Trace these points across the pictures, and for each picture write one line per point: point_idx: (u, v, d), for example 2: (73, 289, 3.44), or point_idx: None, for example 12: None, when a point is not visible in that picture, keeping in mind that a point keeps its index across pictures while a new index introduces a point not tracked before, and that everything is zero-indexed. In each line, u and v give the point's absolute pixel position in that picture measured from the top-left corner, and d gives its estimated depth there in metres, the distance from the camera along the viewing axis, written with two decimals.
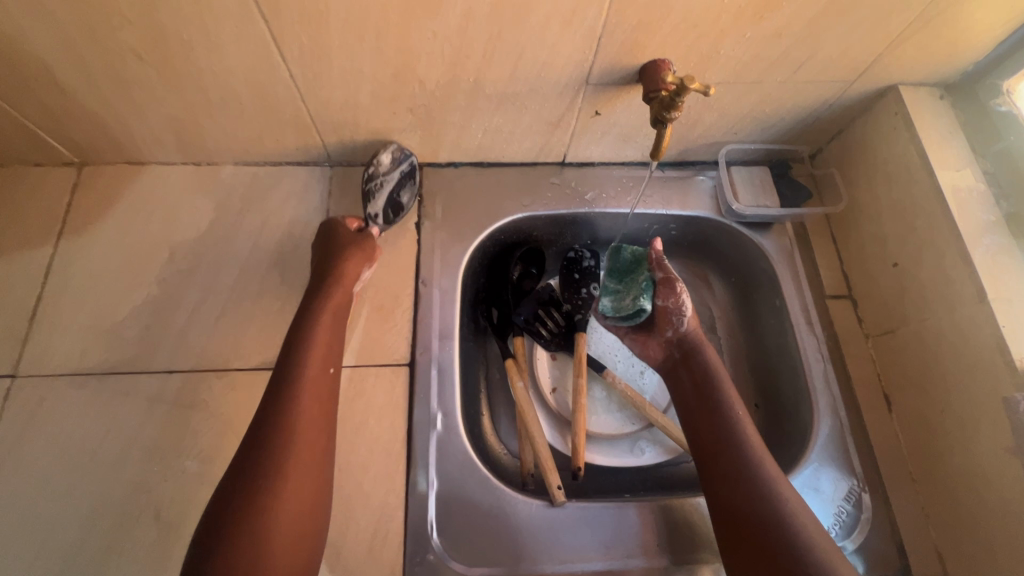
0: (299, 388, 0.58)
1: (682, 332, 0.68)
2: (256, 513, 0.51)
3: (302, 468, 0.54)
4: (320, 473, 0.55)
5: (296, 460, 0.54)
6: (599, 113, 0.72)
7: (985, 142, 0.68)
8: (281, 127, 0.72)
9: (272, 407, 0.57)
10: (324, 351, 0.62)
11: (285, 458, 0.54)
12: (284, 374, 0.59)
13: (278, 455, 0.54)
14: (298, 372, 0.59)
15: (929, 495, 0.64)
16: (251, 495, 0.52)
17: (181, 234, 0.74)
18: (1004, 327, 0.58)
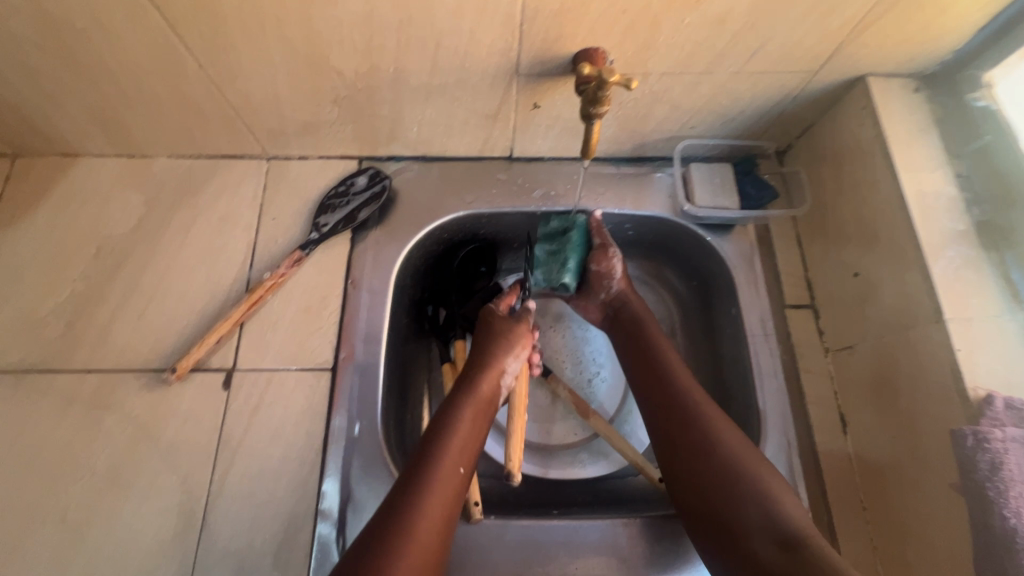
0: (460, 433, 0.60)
1: (613, 293, 0.75)
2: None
3: (448, 506, 0.55)
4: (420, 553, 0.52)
5: (447, 499, 0.55)
6: (538, 106, 0.67)
7: (960, 140, 0.61)
8: (207, 119, 0.69)
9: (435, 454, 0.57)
10: (484, 405, 0.64)
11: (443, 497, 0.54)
12: (449, 424, 0.61)
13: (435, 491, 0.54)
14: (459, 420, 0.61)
15: (878, 526, 0.59)
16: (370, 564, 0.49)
17: (109, 228, 0.72)
18: (959, 350, 0.52)
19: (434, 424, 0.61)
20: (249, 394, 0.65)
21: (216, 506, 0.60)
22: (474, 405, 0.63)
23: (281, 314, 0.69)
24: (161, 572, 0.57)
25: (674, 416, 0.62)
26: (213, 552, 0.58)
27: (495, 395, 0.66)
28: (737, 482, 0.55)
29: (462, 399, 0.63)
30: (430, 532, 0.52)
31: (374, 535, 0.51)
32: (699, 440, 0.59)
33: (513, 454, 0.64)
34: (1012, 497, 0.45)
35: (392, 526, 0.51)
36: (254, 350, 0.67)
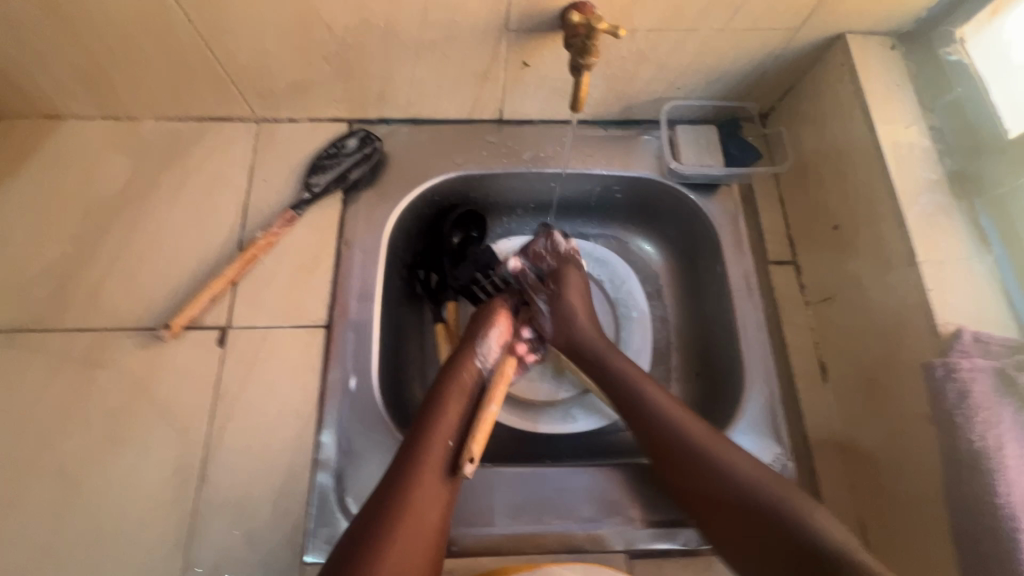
0: (439, 420, 0.59)
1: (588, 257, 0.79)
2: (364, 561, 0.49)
3: (431, 498, 0.54)
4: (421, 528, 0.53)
5: (428, 491, 0.54)
6: (528, 65, 0.68)
7: (933, 95, 0.63)
8: (195, 78, 0.69)
9: (415, 447, 0.57)
10: (462, 391, 0.63)
11: (424, 490, 0.54)
12: (428, 414, 0.60)
13: (416, 484, 0.54)
14: (439, 408, 0.60)
15: (855, 465, 0.62)
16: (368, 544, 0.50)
17: (97, 190, 0.72)
18: (931, 291, 0.54)
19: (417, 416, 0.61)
20: (244, 351, 0.65)
21: (214, 458, 0.61)
22: (451, 392, 0.62)
23: (274, 273, 0.69)
24: (160, 523, 0.58)
25: (643, 419, 0.60)
26: (212, 502, 0.59)
27: (474, 380, 0.64)
28: (731, 482, 0.54)
29: (439, 389, 0.62)
30: (416, 526, 0.52)
31: (358, 532, 0.51)
32: (678, 446, 0.57)
33: (478, 432, 0.58)
34: (978, 422, 0.48)
35: (375, 522, 0.52)
36: (248, 308, 0.67)
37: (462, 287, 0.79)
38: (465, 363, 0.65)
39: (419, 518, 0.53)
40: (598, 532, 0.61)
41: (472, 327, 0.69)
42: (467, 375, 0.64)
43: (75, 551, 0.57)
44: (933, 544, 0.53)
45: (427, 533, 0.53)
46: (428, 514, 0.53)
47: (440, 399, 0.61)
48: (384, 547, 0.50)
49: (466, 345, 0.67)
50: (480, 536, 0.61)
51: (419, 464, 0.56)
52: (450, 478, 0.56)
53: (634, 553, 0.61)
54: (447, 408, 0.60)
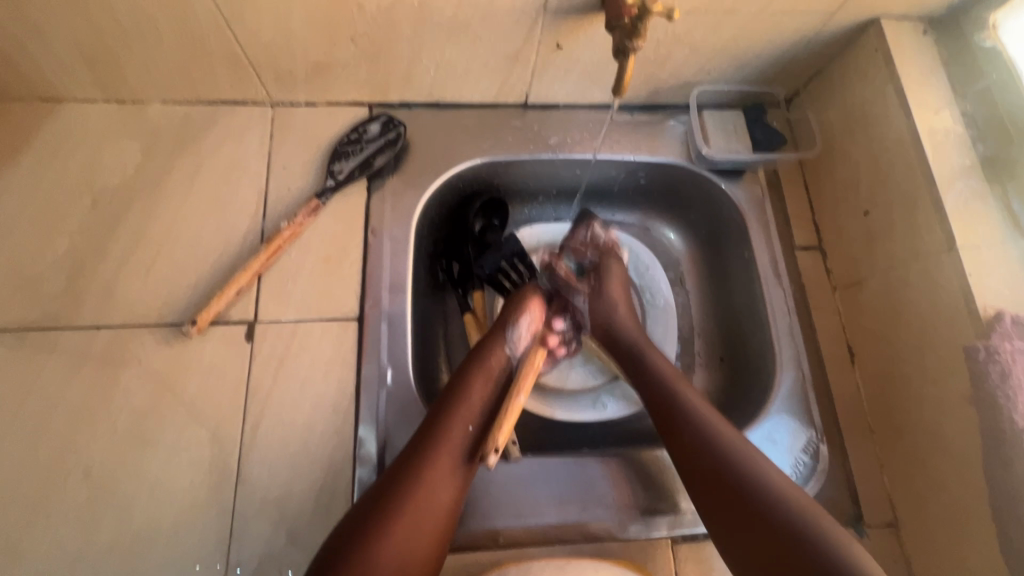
0: (460, 405, 0.59)
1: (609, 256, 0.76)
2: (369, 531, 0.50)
3: (442, 482, 0.54)
4: (430, 504, 0.53)
5: (440, 476, 0.54)
6: (561, 47, 0.67)
7: (965, 81, 0.64)
8: (210, 58, 0.65)
9: (434, 429, 0.56)
10: (487, 376, 0.62)
11: (437, 475, 0.54)
12: (450, 398, 0.59)
13: (430, 468, 0.54)
14: (462, 393, 0.60)
15: (886, 446, 0.64)
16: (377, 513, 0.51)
17: (104, 178, 0.68)
18: (970, 275, 0.56)
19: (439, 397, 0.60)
20: (275, 346, 0.63)
21: (250, 457, 0.59)
22: (476, 377, 0.61)
23: (301, 264, 0.67)
24: (197, 525, 0.56)
25: (678, 422, 0.58)
26: (251, 502, 0.57)
27: (499, 366, 0.63)
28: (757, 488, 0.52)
29: (464, 372, 0.62)
30: (424, 509, 0.52)
31: (368, 507, 0.51)
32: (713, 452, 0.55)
33: (504, 424, 0.56)
34: (1020, 402, 0.50)
35: (385, 500, 0.52)
36: (275, 301, 0.65)
37: (489, 276, 0.77)
38: (495, 348, 0.64)
39: (428, 502, 0.52)
40: (642, 518, 0.62)
41: (503, 312, 0.68)
42: (494, 362, 0.63)
43: (109, 558, 0.54)
44: (969, 518, 0.55)
45: (435, 517, 0.53)
46: (438, 498, 0.53)
47: (466, 385, 0.60)
48: (391, 528, 0.50)
49: (496, 331, 0.66)
50: (526, 526, 0.60)
51: (436, 448, 0.55)
52: (463, 464, 0.56)
53: (676, 537, 0.62)
54: (468, 395, 0.60)
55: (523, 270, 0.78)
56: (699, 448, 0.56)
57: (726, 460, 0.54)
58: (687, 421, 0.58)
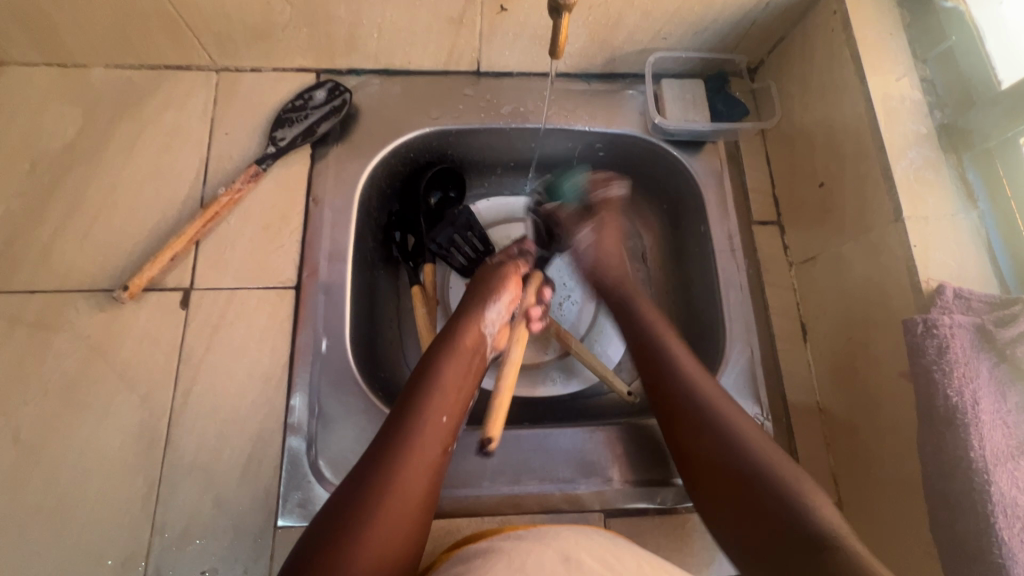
0: (434, 389, 0.54)
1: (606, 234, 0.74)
2: (353, 519, 0.45)
3: (418, 473, 0.49)
4: (420, 482, 0.49)
5: (425, 451, 0.50)
6: (506, 9, 0.64)
7: (926, 44, 0.61)
8: (144, 19, 0.63)
9: (406, 416, 0.51)
10: (462, 358, 0.58)
11: (413, 465, 0.49)
12: (422, 383, 0.54)
13: (405, 457, 0.49)
14: (435, 375, 0.55)
15: (832, 425, 0.62)
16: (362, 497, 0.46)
17: (44, 143, 0.67)
18: (915, 247, 0.53)
19: (413, 375, 0.56)
20: (209, 314, 0.63)
21: (181, 423, 0.59)
22: (451, 359, 0.56)
23: (240, 232, 0.66)
24: (124, 489, 0.56)
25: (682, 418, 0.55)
26: (179, 466, 0.57)
27: (475, 347, 0.59)
28: (781, 508, 0.47)
29: (437, 354, 0.57)
30: (402, 503, 0.47)
31: (339, 506, 0.46)
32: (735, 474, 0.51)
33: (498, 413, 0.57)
34: (955, 377, 0.47)
35: (357, 497, 0.46)
36: (212, 269, 0.64)
37: (440, 248, 0.75)
38: (471, 327, 0.60)
39: (405, 496, 0.47)
40: (576, 492, 0.61)
41: (476, 289, 0.64)
42: (470, 342, 0.59)
43: (37, 518, 0.55)
44: (906, 497, 0.53)
45: (412, 511, 0.47)
46: (415, 490, 0.48)
47: (439, 367, 0.56)
48: (369, 515, 0.45)
49: (472, 309, 0.61)
50: (455, 497, 0.60)
51: (409, 436, 0.50)
52: (438, 452, 0.51)
53: (610, 512, 0.61)
54: (442, 377, 0.55)
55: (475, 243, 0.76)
56: (720, 467, 0.51)
57: (752, 481, 0.49)
58: (699, 426, 0.54)
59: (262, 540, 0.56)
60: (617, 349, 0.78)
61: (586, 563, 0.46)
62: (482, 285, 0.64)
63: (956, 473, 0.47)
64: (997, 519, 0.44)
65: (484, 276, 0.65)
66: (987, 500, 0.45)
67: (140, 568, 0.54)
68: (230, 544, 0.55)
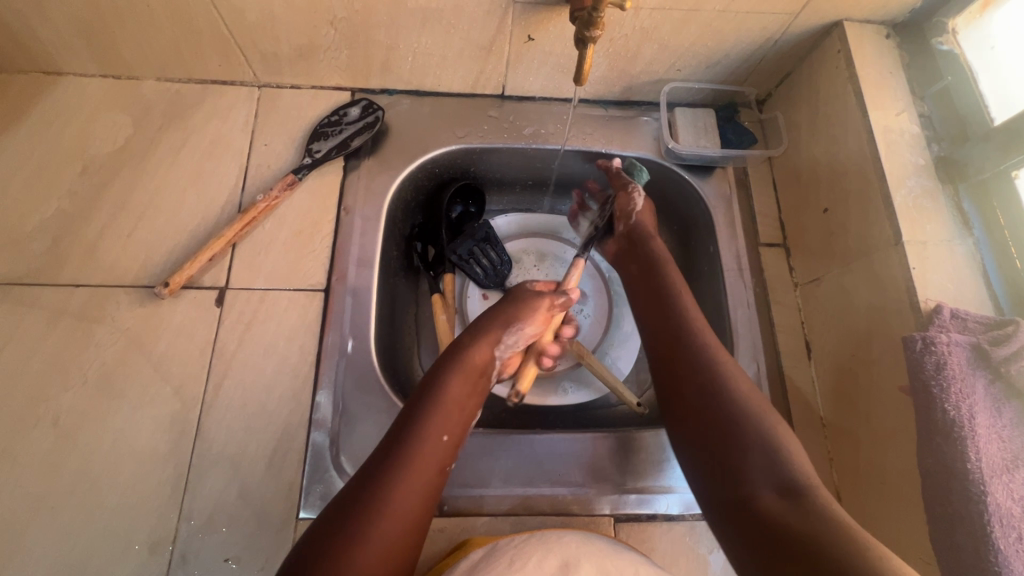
0: (438, 410, 0.56)
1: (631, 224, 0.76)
2: (343, 539, 0.46)
3: (414, 492, 0.50)
4: (414, 509, 0.50)
5: (420, 474, 0.51)
6: (533, 39, 0.69)
7: (924, 83, 0.66)
8: (198, 38, 0.68)
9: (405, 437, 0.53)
10: (468, 378, 0.60)
11: (406, 488, 0.50)
12: (423, 403, 0.56)
13: (406, 471, 0.51)
14: (437, 393, 0.57)
15: (836, 440, 0.64)
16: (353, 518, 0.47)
17: (97, 147, 0.72)
18: (914, 269, 0.57)
19: (415, 396, 0.57)
20: (242, 311, 0.66)
21: (211, 414, 0.61)
22: (457, 379, 0.59)
23: (274, 237, 0.70)
24: (156, 474, 0.59)
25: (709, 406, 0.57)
26: (207, 455, 0.60)
27: (484, 366, 0.62)
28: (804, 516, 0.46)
29: (442, 373, 0.59)
30: (396, 521, 0.48)
31: (331, 521, 0.48)
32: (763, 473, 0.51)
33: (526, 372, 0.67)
34: (953, 392, 0.50)
35: (354, 513, 0.48)
36: (247, 270, 0.68)
37: (460, 259, 0.79)
38: (481, 346, 0.62)
39: (403, 514, 0.49)
40: (587, 496, 0.63)
41: (501, 309, 0.66)
42: (476, 361, 0.61)
43: (71, 500, 0.57)
44: (906, 508, 0.56)
45: (405, 529, 0.49)
46: (409, 509, 0.50)
47: (444, 385, 0.58)
48: (357, 538, 0.46)
49: (487, 331, 0.64)
50: (471, 496, 0.62)
51: (410, 450, 0.52)
52: (436, 471, 0.53)
53: (619, 516, 0.63)
54: (445, 395, 0.57)
55: (494, 256, 0.80)
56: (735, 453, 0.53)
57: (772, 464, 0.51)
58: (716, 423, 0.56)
59: (285, 530, 0.58)
60: (627, 362, 0.80)
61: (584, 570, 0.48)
62: (500, 310, 0.66)
63: (953, 485, 0.49)
64: (993, 528, 0.46)
65: (503, 303, 0.67)
66: (984, 511, 0.47)
67: (166, 552, 0.56)
68: (253, 532, 0.57)
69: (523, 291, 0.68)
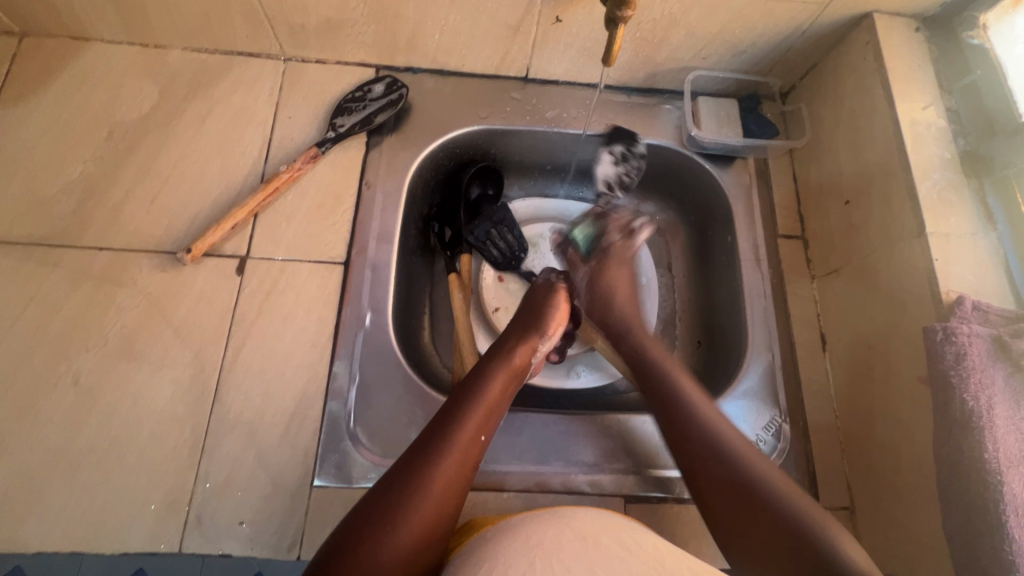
0: (479, 405, 0.54)
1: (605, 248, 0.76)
2: (386, 519, 0.45)
3: (454, 482, 0.49)
4: (453, 497, 0.49)
5: (461, 465, 0.50)
6: (561, 20, 0.69)
7: (952, 78, 0.66)
8: (227, 7, 0.68)
9: (448, 423, 0.52)
10: (508, 376, 0.59)
11: (449, 476, 0.49)
12: (467, 394, 0.55)
13: (447, 460, 0.49)
14: (479, 390, 0.56)
15: (850, 431, 0.64)
16: (396, 498, 0.47)
17: (121, 113, 0.72)
18: (937, 261, 0.57)
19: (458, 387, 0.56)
20: (262, 281, 0.66)
21: (229, 379, 0.62)
22: (499, 376, 0.58)
23: (296, 208, 0.70)
24: (173, 437, 0.59)
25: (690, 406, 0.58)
26: (225, 420, 0.60)
27: (521, 369, 0.61)
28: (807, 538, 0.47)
29: (485, 370, 0.58)
30: (435, 508, 0.47)
31: (372, 499, 0.47)
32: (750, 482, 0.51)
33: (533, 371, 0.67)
34: (971, 382, 0.50)
35: (395, 494, 0.47)
36: (268, 241, 0.68)
37: (477, 241, 0.79)
38: (522, 348, 0.62)
39: (437, 512, 0.47)
40: (598, 476, 0.63)
41: (538, 312, 0.66)
42: (517, 364, 0.60)
43: (90, 458, 0.58)
44: (920, 499, 0.56)
45: (442, 519, 0.48)
46: (447, 499, 0.48)
47: (485, 386, 0.56)
48: (399, 519, 0.45)
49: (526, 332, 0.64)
50: (483, 471, 0.62)
51: (448, 447, 0.50)
52: (469, 472, 0.51)
53: (630, 498, 0.63)
54: (488, 390, 0.56)
55: (511, 239, 0.80)
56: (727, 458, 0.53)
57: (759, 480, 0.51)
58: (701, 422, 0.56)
59: (299, 497, 0.58)
60: None
61: (604, 545, 0.46)
62: (540, 314, 0.66)
63: (967, 474, 0.49)
64: (1008, 516, 0.47)
65: (540, 303, 0.67)
66: (999, 500, 0.47)
67: (182, 513, 0.57)
68: (268, 497, 0.58)
69: (558, 294, 0.68)
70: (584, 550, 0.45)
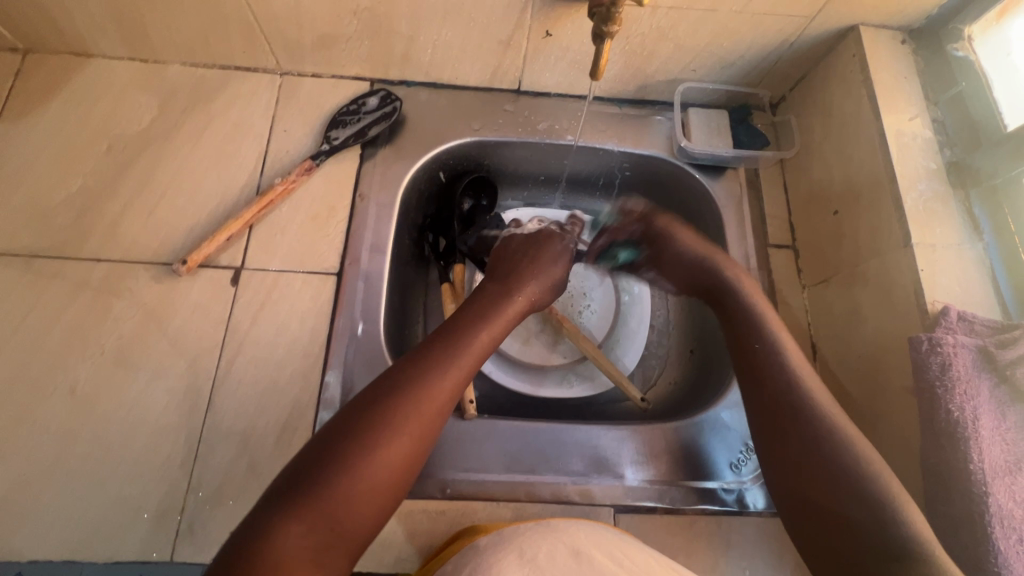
0: (437, 372, 0.49)
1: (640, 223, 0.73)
2: (317, 485, 0.42)
3: (398, 455, 0.45)
4: (396, 471, 0.45)
5: (410, 436, 0.46)
6: (551, 35, 0.70)
7: (937, 89, 0.66)
8: (224, 24, 0.70)
9: (400, 389, 0.47)
10: (475, 344, 0.53)
11: (391, 446, 0.45)
12: (424, 360, 0.50)
13: (394, 429, 0.45)
14: (438, 361, 0.50)
15: None
16: (329, 463, 0.43)
17: (121, 128, 0.73)
18: (923, 271, 0.57)
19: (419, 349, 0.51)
20: (257, 291, 0.67)
21: (223, 389, 0.63)
22: (464, 344, 0.52)
23: (290, 220, 0.71)
24: (167, 446, 0.60)
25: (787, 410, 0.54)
26: (218, 429, 0.61)
27: (495, 335, 0.57)
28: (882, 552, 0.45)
29: (449, 336, 0.53)
30: (372, 480, 0.43)
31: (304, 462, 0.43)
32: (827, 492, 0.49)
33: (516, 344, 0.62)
34: (957, 393, 0.50)
35: (328, 460, 0.43)
36: (262, 252, 0.69)
37: (470, 250, 0.78)
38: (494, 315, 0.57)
39: (377, 483, 0.43)
40: (588, 486, 0.64)
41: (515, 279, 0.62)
42: (485, 333, 0.55)
43: (85, 467, 0.58)
44: None
45: (381, 492, 0.44)
46: (388, 469, 0.44)
47: (452, 352, 0.51)
48: (329, 485, 0.42)
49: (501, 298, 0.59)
50: (474, 481, 0.63)
51: (395, 421, 0.45)
52: (421, 445, 0.47)
53: (620, 508, 0.63)
54: (450, 360, 0.50)
55: None
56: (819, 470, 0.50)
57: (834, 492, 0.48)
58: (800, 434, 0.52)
59: None
60: (633, 357, 0.80)
61: (598, 560, 0.46)
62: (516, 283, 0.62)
63: (954, 485, 0.49)
64: (994, 529, 0.47)
65: (517, 271, 0.64)
66: (985, 511, 0.47)
67: (175, 522, 0.57)
68: None
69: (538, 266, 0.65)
70: (577, 566, 0.45)
